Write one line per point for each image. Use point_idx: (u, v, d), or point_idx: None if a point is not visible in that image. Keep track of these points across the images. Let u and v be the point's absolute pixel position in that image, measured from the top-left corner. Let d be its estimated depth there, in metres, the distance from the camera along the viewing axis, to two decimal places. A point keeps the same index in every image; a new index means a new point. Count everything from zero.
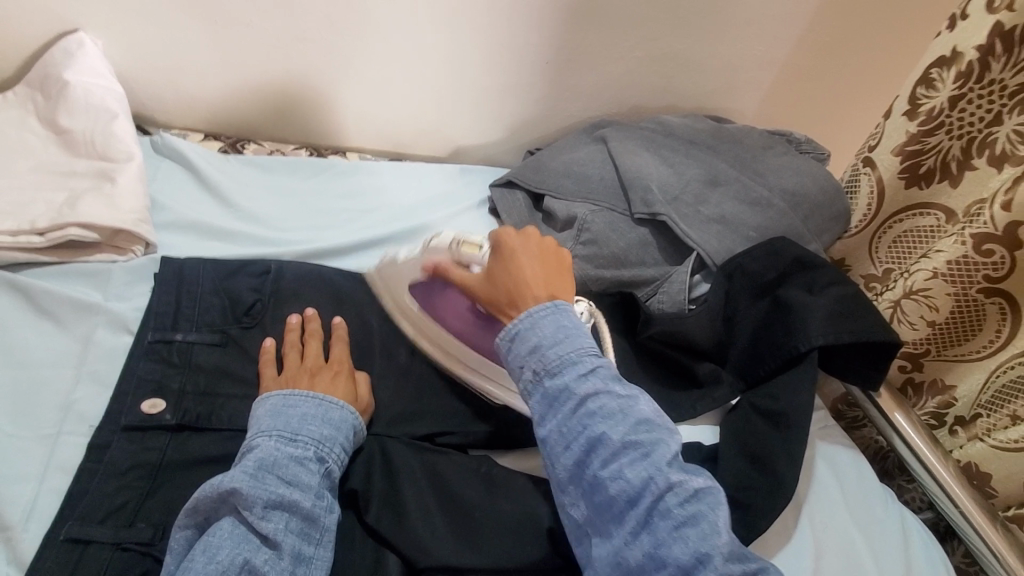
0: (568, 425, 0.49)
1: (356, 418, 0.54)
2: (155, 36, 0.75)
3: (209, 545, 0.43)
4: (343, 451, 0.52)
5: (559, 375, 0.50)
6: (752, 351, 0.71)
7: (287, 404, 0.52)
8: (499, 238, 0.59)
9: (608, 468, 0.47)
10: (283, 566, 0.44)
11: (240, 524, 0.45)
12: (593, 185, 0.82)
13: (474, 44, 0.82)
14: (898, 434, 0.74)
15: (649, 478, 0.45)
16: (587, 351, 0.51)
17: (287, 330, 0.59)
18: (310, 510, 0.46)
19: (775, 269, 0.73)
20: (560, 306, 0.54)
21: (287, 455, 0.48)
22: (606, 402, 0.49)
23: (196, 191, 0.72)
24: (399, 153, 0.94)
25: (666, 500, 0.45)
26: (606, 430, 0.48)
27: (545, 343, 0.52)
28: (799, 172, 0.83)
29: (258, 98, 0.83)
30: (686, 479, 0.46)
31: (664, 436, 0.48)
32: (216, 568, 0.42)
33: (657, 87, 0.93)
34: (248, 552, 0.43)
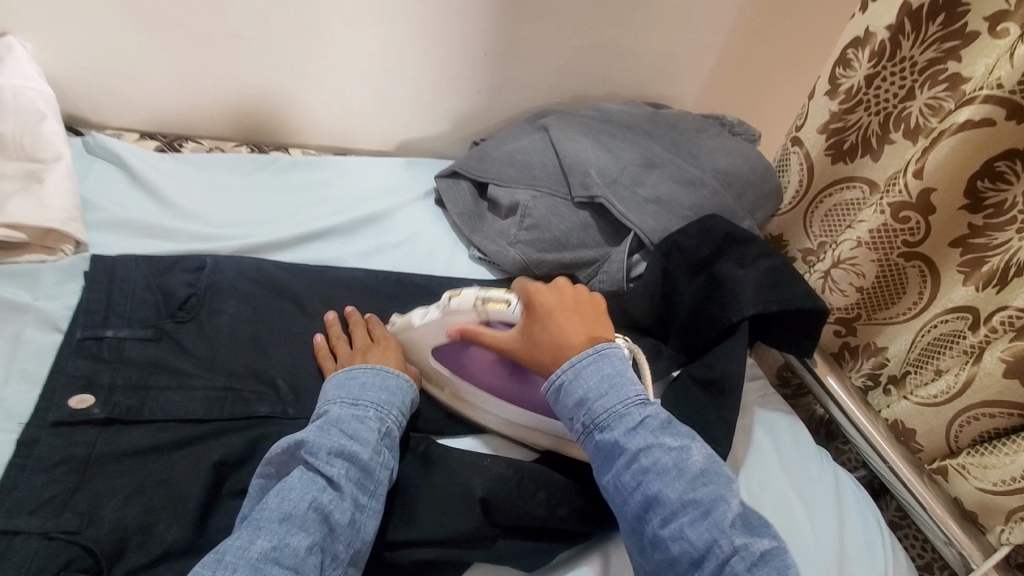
0: (624, 480, 0.51)
1: (411, 387, 0.58)
2: (82, 37, 0.74)
3: (282, 487, 0.48)
4: (400, 413, 0.56)
5: (609, 430, 0.52)
6: (690, 324, 0.74)
7: (348, 375, 0.56)
8: (531, 296, 0.59)
9: (668, 527, 0.49)
10: (345, 506, 0.47)
11: (308, 470, 0.49)
12: (535, 171, 0.84)
13: (410, 38, 0.83)
14: (831, 397, 0.78)
15: (713, 539, 0.48)
16: (634, 403, 0.53)
17: (331, 325, 0.63)
18: (368, 462, 0.50)
19: (709, 245, 0.75)
20: (602, 352, 0.55)
21: (350, 415, 0.53)
22: (660, 458, 0.51)
23: (131, 190, 0.71)
24: (344, 148, 0.95)
25: (733, 564, 0.47)
26: (662, 488, 0.50)
27: (592, 395, 0.54)
28: (731, 152, 0.87)
29: (195, 97, 0.83)
30: (751, 542, 0.48)
31: (723, 493, 0.50)
32: (288, 504, 0.46)
33: (596, 76, 0.96)
34: (316, 492, 0.47)
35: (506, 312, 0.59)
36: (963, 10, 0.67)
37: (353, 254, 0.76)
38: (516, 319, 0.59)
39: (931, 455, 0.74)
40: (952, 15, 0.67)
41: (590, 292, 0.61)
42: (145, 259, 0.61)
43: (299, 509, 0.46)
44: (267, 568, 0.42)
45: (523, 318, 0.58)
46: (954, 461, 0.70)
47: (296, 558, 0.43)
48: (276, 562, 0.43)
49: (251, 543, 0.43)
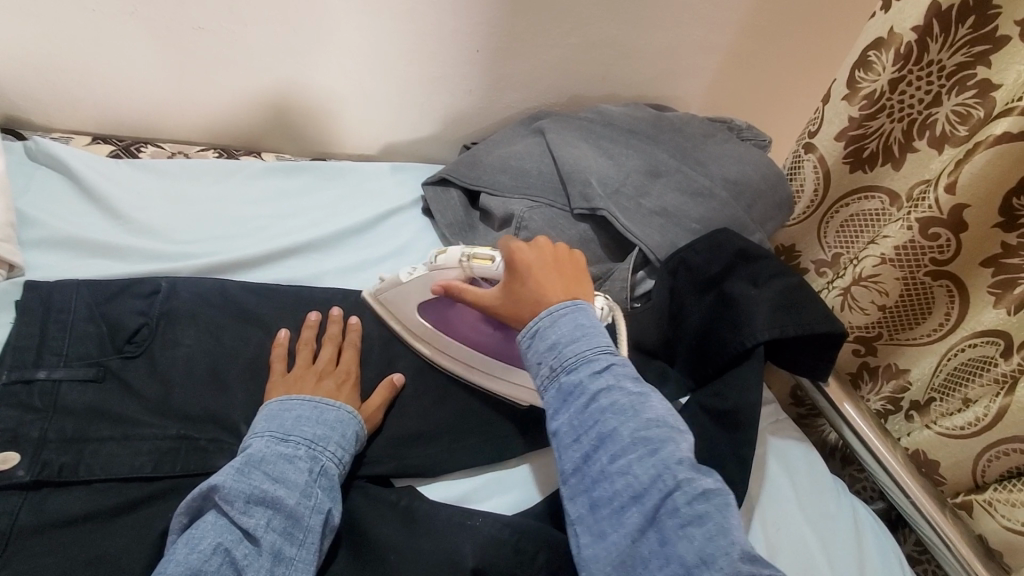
0: (580, 419, 0.47)
1: (359, 422, 0.54)
2: (21, 30, 0.66)
3: (192, 536, 0.43)
4: (340, 448, 0.51)
5: (572, 370, 0.49)
6: (699, 347, 0.68)
7: (284, 406, 0.52)
8: (509, 253, 0.56)
9: (616, 463, 0.45)
10: (261, 563, 0.43)
11: (223, 516, 0.44)
12: (530, 179, 0.78)
13: (393, 33, 0.76)
14: (847, 424, 0.73)
15: (658, 475, 0.43)
16: (602, 349, 0.50)
17: (305, 326, 0.59)
18: (293, 509, 0.45)
19: (719, 263, 0.70)
20: (580, 305, 0.52)
21: (277, 453, 0.48)
22: (618, 397, 0.47)
23: (76, 201, 0.64)
24: (323, 151, 0.88)
25: (675, 499, 0.42)
26: (615, 425, 0.46)
27: (561, 339, 0.50)
28: (740, 160, 0.81)
29: (154, 96, 0.75)
30: (697, 478, 0.43)
31: (675, 435, 0.46)
32: (196, 558, 0.41)
33: (595, 76, 0.90)
34: (228, 543, 0.43)
35: (489, 270, 0.57)
36: (995, 13, 0.62)
37: (333, 271, 0.69)
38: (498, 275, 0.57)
39: (954, 489, 0.69)
40: (982, 17, 0.62)
41: (569, 251, 0.58)
42: (88, 286, 0.54)
43: (207, 562, 0.41)
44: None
45: (506, 275, 0.56)
46: (981, 496, 0.66)
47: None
48: None
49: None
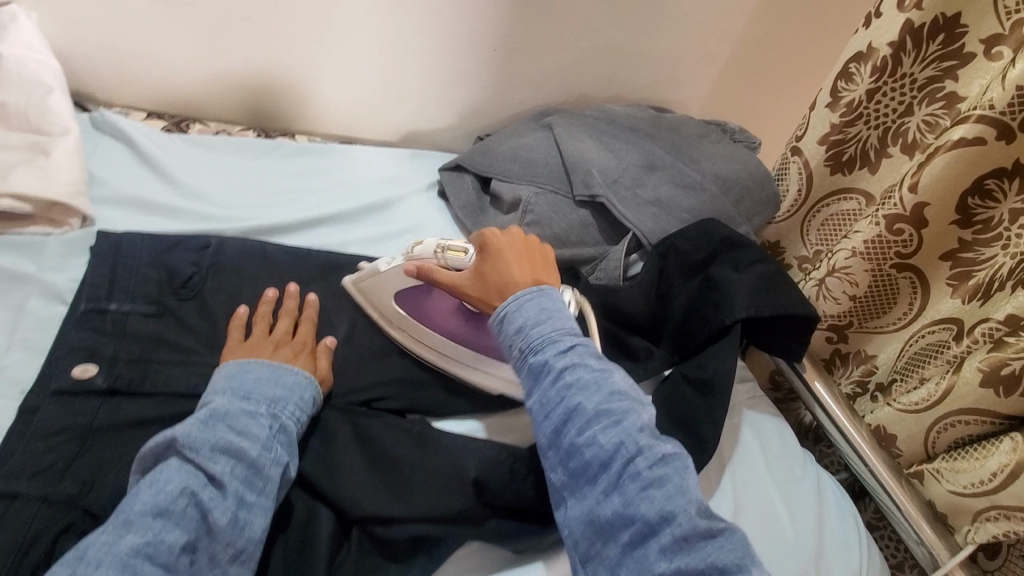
0: (549, 396, 0.52)
1: (314, 386, 0.56)
2: (93, 12, 0.74)
3: (156, 479, 0.45)
4: (298, 409, 0.54)
5: (540, 351, 0.53)
6: (684, 324, 0.75)
7: (242, 368, 0.54)
8: (484, 241, 0.62)
9: (583, 434, 0.49)
10: (226, 506, 0.45)
11: (187, 463, 0.46)
12: (538, 168, 0.86)
13: (419, 31, 0.84)
14: (818, 403, 0.80)
15: (620, 443, 0.48)
16: (567, 331, 0.55)
17: (263, 301, 0.62)
18: (256, 459, 0.48)
19: (705, 249, 0.77)
20: (544, 291, 0.57)
21: (239, 409, 0.50)
22: (583, 374, 0.52)
23: (136, 167, 0.72)
24: (349, 136, 0.96)
25: (636, 463, 0.47)
26: (581, 400, 0.50)
27: (529, 323, 0.55)
28: (731, 159, 0.88)
29: (203, 78, 0.83)
30: (655, 445, 0.48)
31: (636, 406, 0.51)
32: (163, 498, 0.43)
33: (601, 77, 0.97)
34: (194, 486, 0.45)
35: (462, 259, 0.62)
36: (962, 32, 0.69)
37: (357, 241, 0.77)
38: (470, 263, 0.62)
39: (909, 460, 0.77)
40: (950, 36, 0.70)
41: (541, 244, 0.63)
42: (149, 236, 0.62)
43: (173, 502, 0.43)
44: (137, 563, 0.40)
45: (477, 261, 0.61)
46: (930, 465, 0.73)
47: (170, 555, 0.41)
48: (147, 558, 0.40)
49: (119, 538, 0.41)
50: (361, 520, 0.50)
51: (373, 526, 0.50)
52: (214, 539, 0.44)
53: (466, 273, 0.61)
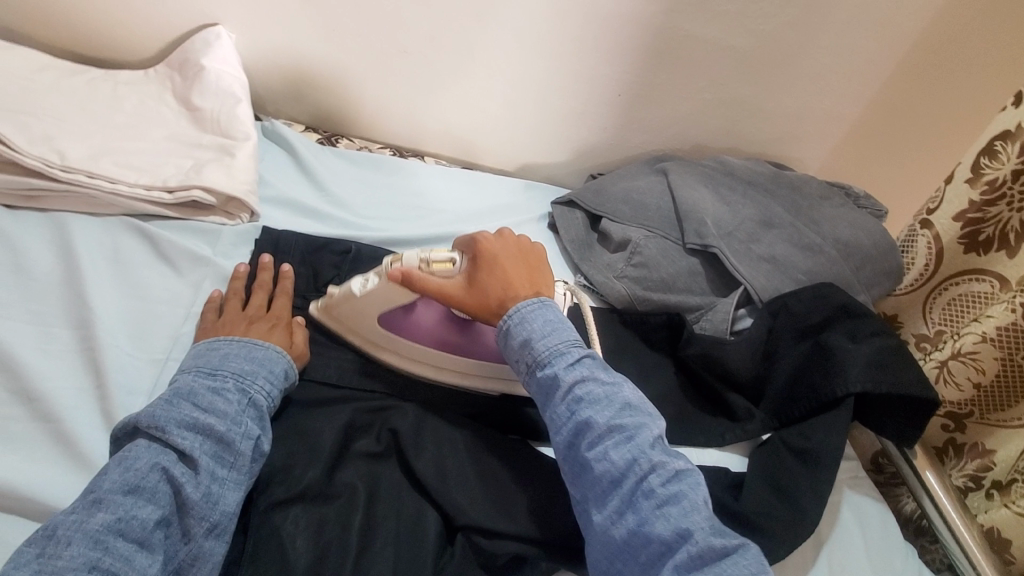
0: (559, 411, 0.55)
1: (285, 358, 0.58)
2: (279, 37, 0.86)
3: (125, 457, 0.46)
4: (269, 382, 0.55)
5: (549, 366, 0.57)
6: (787, 390, 0.73)
7: (211, 346, 0.56)
8: (478, 247, 0.63)
9: (594, 450, 0.53)
10: (198, 482, 0.47)
11: (156, 441, 0.48)
12: (649, 212, 0.87)
13: (552, 72, 0.90)
14: (928, 494, 0.75)
15: (632, 459, 0.51)
16: (573, 344, 0.58)
17: (236, 277, 0.64)
18: (225, 435, 0.50)
19: (820, 313, 0.75)
20: (545, 303, 0.61)
21: (206, 386, 0.52)
22: (593, 389, 0.55)
23: (294, 173, 0.81)
24: (470, 162, 1.02)
25: (649, 480, 0.50)
26: (591, 415, 0.54)
27: (536, 337, 0.58)
28: (853, 224, 0.85)
29: (354, 100, 0.93)
30: (668, 461, 0.52)
31: (646, 422, 0.54)
32: (132, 476, 0.45)
33: (719, 129, 0.98)
34: (164, 463, 0.47)
35: (451, 268, 0.62)
36: None
37: None
38: (460, 272, 0.62)
39: None
40: None
41: (528, 241, 0.68)
42: (303, 237, 0.71)
43: (143, 480, 0.45)
44: (109, 541, 0.42)
45: (468, 268, 0.62)
46: None
47: (143, 531, 0.44)
48: (119, 534, 0.43)
49: (89, 517, 0.43)
50: (468, 528, 0.53)
51: (477, 537, 0.52)
52: (188, 513, 0.46)
53: (460, 282, 0.62)
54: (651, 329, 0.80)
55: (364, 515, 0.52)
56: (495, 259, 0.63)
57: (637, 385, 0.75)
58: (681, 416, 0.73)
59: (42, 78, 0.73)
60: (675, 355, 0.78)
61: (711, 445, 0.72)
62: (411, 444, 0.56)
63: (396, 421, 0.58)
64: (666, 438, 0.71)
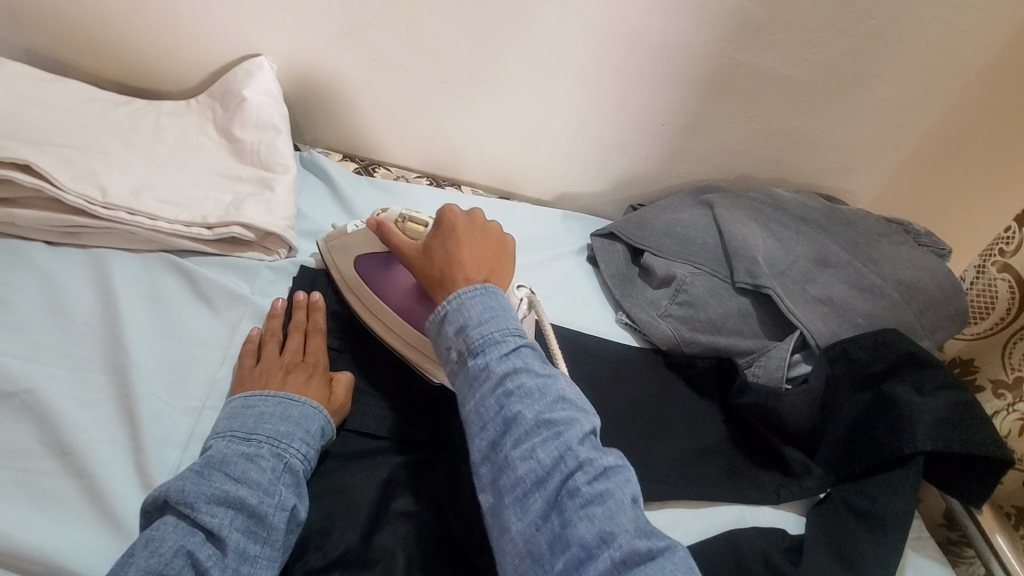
0: (486, 404, 0.48)
1: (324, 416, 0.56)
2: (319, 67, 0.85)
3: (151, 539, 0.43)
4: (304, 445, 0.53)
5: (481, 354, 0.50)
6: (847, 444, 0.69)
7: (245, 404, 0.54)
8: (442, 212, 0.61)
9: (519, 448, 0.46)
10: (227, 564, 0.44)
11: (183, 519, 0.45)
12: (695, 248, 0.83)
13: (594, 101, 0.87)
14: (998, 559, 0.69)
15: (559, 458, 0.45)
16: (510, 330, 0.51)
17: (271, 318, 0.63)
18: (257, 508, 0.47)
19: (884, 362, 0.70)
20: (489, 288, 0.54)
21: (239, 453, 0.50)
22: (525, 380, 0.48)
23: (331, 204, 0.80)
24: (507, 191, 1.00)
25: (575, 479, 0.44)
26: (520, 410, 0.47)
27: (470, 322, 0.51)
28: (916, 264, 0.80)
29: (391, 128, 0.92)
30: (596, 459, 0.45)
31: (579, 416, 0.48)
32: (157, 561, 0.42)
33: (767, 159, 0.94)
34: (190, 545, 0.44)
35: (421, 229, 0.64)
36: None
37: None
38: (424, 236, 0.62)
39: None
40: None
41: (502, 231, 0.62)
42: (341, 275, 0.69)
43: (168, 565, 0.42)
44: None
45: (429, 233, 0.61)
46: None
47: None
48: None
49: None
50: None
51: None
52: None
53: (417, 244, 0.61)
54: (699, 372, 0.76)
55: None
56: (453, 229, 0.59)
57: (685, 435, 0.71)
58: (733, 470, 0.69)
59: (87, 110, 0.74)
60: (724, 404, 0.74)
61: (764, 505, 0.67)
62: (451, 504, 0.55)
63: (433, 478, 0.57)
64: (719, 495, 0.67)
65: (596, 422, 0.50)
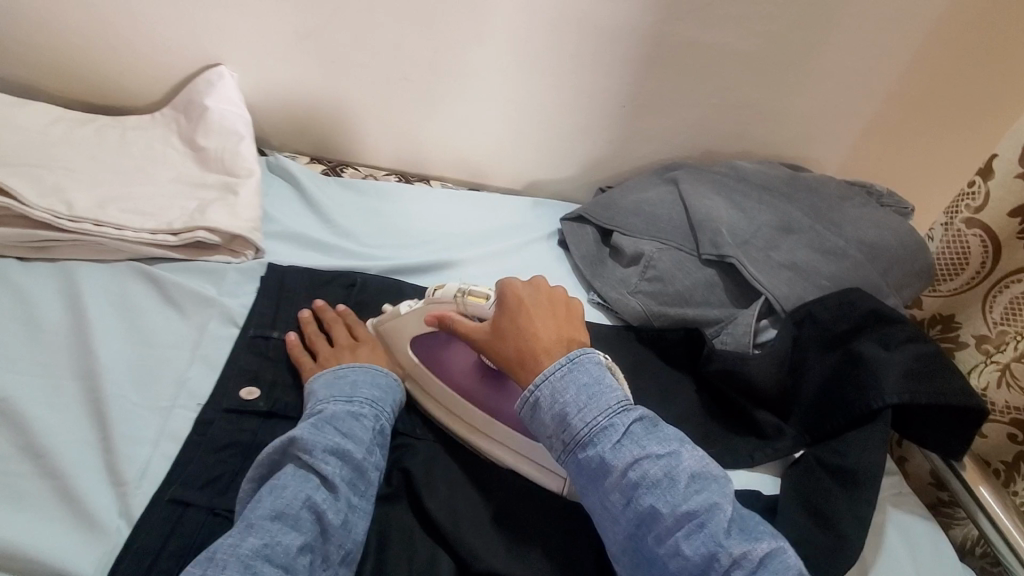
0: (614, 500, 0.50)
1: (399, 390, 0.62)
2: (280, 72, 0.87)
3: (275, 484, 0.49)
4: (391, 413, 0.59)
5: (594, 447, 0.52)
6: (819, 406, 0.68)
7: (338, 374, 0.59)
8: (504, 288, 0.62)
9: (664, 544, 0.48)
10: (339, 507, 0.49)
11: (301, 468, 0.51)
12: (662, 224, 0.84)
13: (553, 87, 0.89)
14: (983, 511, 0.67)
15: (709, 552, 0.47)
16: (616, 413, 0.53)
17: (306, 321, 0.65)
18: (361, 462, 0.52)
19: (849, 321, 0.71)
20: (576, 363, 0.55)
21: (345, 413, 0.55)
22: (648, 469, 0.50)
23: (300, 206, 0.81)
24: (476, 183, 1.01)
25: (733, 574, 0.46)
26: (653, 503, 0.49)
27: (572, 411, 0.53)
28: (879, 225, 0.81)
29: (356, 128, 0.93)
30: (748, 548, 0.47)
31: (715, 496, 0.49)
32: (284, 503, 0.48)
33: (730, 133, 0.95)
34: (310, 491, 0.49)
35: (482, 307, 0.62)
36: None
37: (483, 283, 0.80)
38: (489, 316, 0.62)
39: None
40: None
41: (566, 294, 0.64)
42: (308, 273, 0.71)
43: (293, 507, 0.48)
44: (260, 564, 0.44)
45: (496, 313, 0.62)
46: None
47: (287, 557, 0.45)
48: (267, 560, 0.45)
49: (243, 540, 0.45)
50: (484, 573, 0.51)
51: None
52: (328, 539, 0.48)
53: (485, 325, 0.62)
54: (671, 343, 0.78)
55: (374, 560, 0.52)
56: (522, 310, 0.60)
57: (658, 406, 0.72)
58: (706, 436, 0.70)
59: (53, 130, 0.75)
60: (697, 373, 0.75)
61: (739, 468, 0.68)
62: (424, 482, 0.56)
63: (406, 460, 0.58)
64: None
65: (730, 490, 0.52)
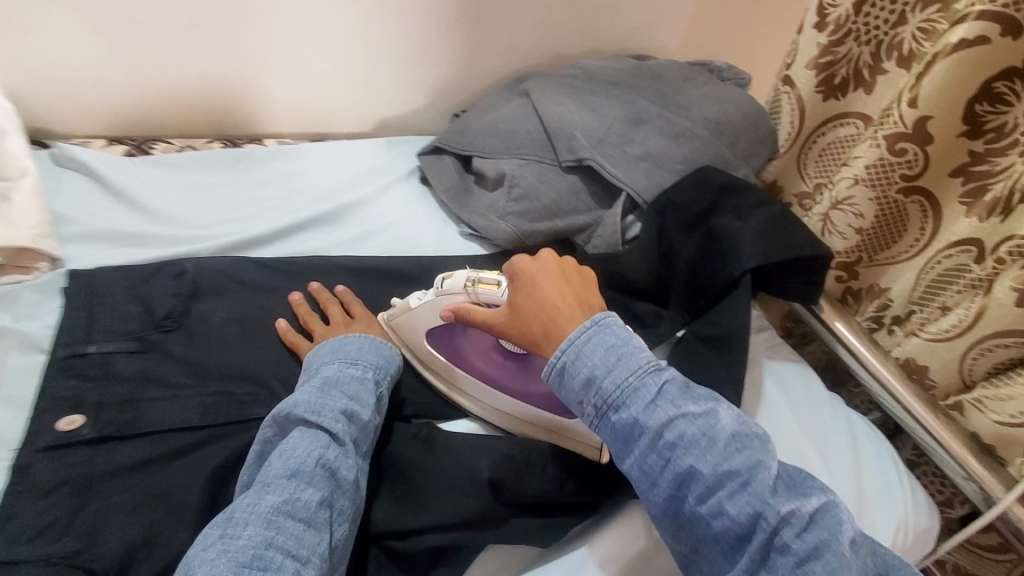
0: (650, 461, 0.48)
1: (399, 358, 0.62)
2: (35, 47, 0.71)
3: (286, 447, 0.49)
4: (391, 379, 0.59)
5: (626, 408, 0.49)
6: (690, 285, 0.71)
7: (345, 340, 0.59)
8: (514, 268, 0.59)
9: (706, 504, 0.46)
10: (350, 464, 0.50)
11: (310, 429, 0.50)
12: (519, 139, 0.81)
13: (374, 12, 0.80)
14: (841, 343, 0.75)
15: (755, 513, 0.44)
16: (647, 372, 0.50)
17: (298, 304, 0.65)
18: (368, 422, 0.53)
19: (705, 200, 0.73)
20: (602, 324, 0.52)
21: (349, 375, 0.55)
22: (685, 429, 0.47)
23: (104, 199, 0.70)
24: (321, 133, 0.92)
25: (783, 534, 0.43)
26: (693, 462, 0.46)
27: (599, 373, 0.50)
28: (720, 100, 0.83)
29: (158, 96, 0.80)
30: (797, 506, 0.44)
31: (760, 457, 0.46)
32: (297, 462, 0.47)
33: (573, 32, 0.91)
34: (321, 449, 0.49)
35: (495, 293, 0.60)
36: None
37: (344, 241, 0.75)
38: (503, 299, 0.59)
39: (944, 392, 0.72)
40: None
41: (578, 265, 0.60)
42: (124, 272, 0.62)
43: (306, 464, 0.48)
44: (280, 520, 0.44)
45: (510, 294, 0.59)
46: (969, 395, 0.69)
47: (308, 512, 0.45)
48: (288, 515, 0.45)
49: (261, 499, 0.45)
50: (381, 534, 0.52)
51: (392, 541, 0.52)
52: (341, 493, 0.48)
53: (501, 307, 0.59)
54: None
55: None
56: (534, 285, 0.56)
57: None
58: None
59: None
60: None
61: None
62: None
63: None
64: None
65: (772, 448, 0.48)
